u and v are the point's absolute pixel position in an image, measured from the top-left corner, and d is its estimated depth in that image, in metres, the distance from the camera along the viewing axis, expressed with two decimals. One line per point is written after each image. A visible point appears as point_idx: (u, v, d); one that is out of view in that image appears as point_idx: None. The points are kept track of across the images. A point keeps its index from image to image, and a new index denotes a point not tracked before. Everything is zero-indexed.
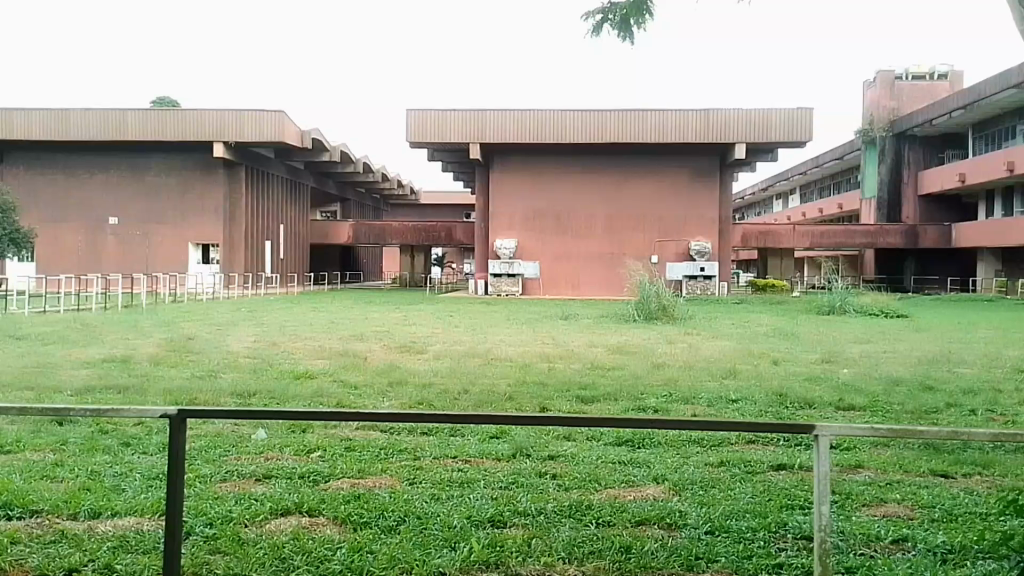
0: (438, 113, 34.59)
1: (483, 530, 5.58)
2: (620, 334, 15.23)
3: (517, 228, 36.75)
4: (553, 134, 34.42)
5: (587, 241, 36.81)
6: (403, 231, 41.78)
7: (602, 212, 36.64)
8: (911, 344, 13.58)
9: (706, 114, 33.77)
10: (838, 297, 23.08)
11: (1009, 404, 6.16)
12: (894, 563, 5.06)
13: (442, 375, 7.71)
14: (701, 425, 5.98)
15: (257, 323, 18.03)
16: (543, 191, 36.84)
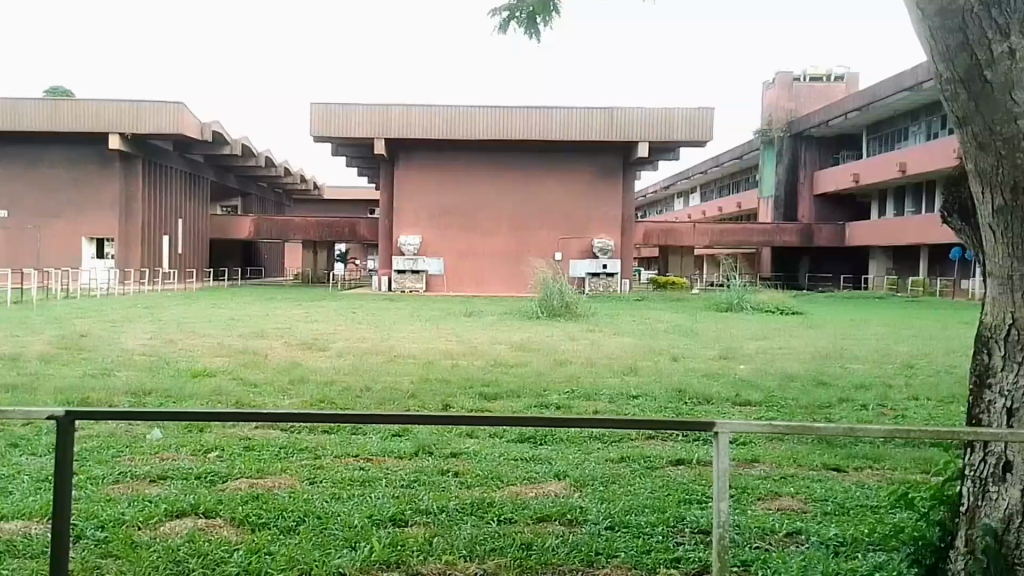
0: (341, 109, 34.24)
1: (384, 529, 5.50)
2: (523, 331, 15.34)
3: (421, 225, 36.71)
4: (458, 131, 34.45)
5: (492, 238, 37.01)
6: (307, 227, 41.34)
7: (507, 208, 36.82)
8: (804, 340, 14.02)
9: (607, 112, 33.99)
10: (736, 294, 23.60)
11: (898, 398, 6.34)
12: (789, 556, 5.14)
13: (345, 373, 7.61)
14: (602, 422, 5.99)
15: (152, 320, 17.57)
16: (447, 188, 36.86)
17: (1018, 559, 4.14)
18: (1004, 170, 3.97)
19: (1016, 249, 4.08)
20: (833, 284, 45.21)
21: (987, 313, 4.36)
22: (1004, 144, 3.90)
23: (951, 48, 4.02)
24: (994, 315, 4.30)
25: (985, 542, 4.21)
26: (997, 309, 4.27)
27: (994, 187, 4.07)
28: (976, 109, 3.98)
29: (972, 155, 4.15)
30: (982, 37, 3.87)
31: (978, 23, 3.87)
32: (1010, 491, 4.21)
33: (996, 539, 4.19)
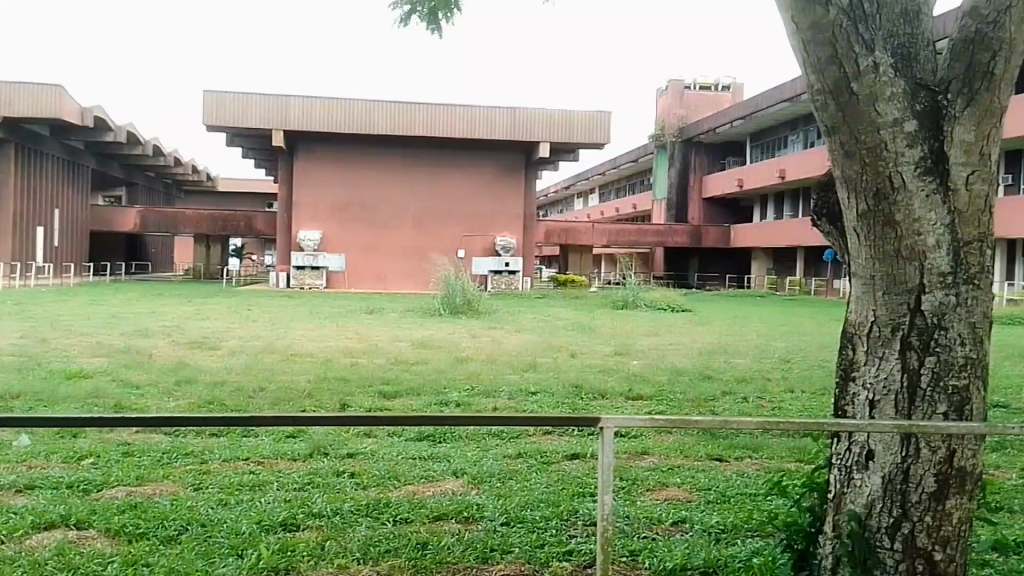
0: (238, 97, 33.26)
1: (274, 535, 5.30)
2: (430, 328, 15.40)
3: (320, 219, 36.11)
4: (362, 124, 34.08)
5: (395, 234, 36.68)
6: (196, 219, 39.51)
7: (411, 205, 36.57)
8: (694, 336, 14.68)
9: (510, 112, 34.63)
10: (632, 292, 24.59)
11: (775, 390, 6.74)
12: (673, 545, 5.39)
13: (238, 372, 7.35)
14: (498, 417, 6.08)
15: (21, 319, 16.08)
16: (349, 182, 36.30)
17: (878, 542, 4.53)
18: (866, 174, 4.52)
19: (875, 250, 4.59)
20: (720, 282, 47.47)
21: (850, 311, 4.80)
22: (865, 151, 4.46)
23: (822, 61, 4.56)
24: (857, 313, 4.74)
25: (850, 526, 4.58)
26: (859, 306, 4.72)
27: (859, 193, 4.59)
28: (844, 118, 4.52)
29: (836, 162, 4.68)
30: (849, 50, 4.46)
31: (844, 38, 4.47)
32: (871, 478, 4.56)
33: (860, 523, 4.56)
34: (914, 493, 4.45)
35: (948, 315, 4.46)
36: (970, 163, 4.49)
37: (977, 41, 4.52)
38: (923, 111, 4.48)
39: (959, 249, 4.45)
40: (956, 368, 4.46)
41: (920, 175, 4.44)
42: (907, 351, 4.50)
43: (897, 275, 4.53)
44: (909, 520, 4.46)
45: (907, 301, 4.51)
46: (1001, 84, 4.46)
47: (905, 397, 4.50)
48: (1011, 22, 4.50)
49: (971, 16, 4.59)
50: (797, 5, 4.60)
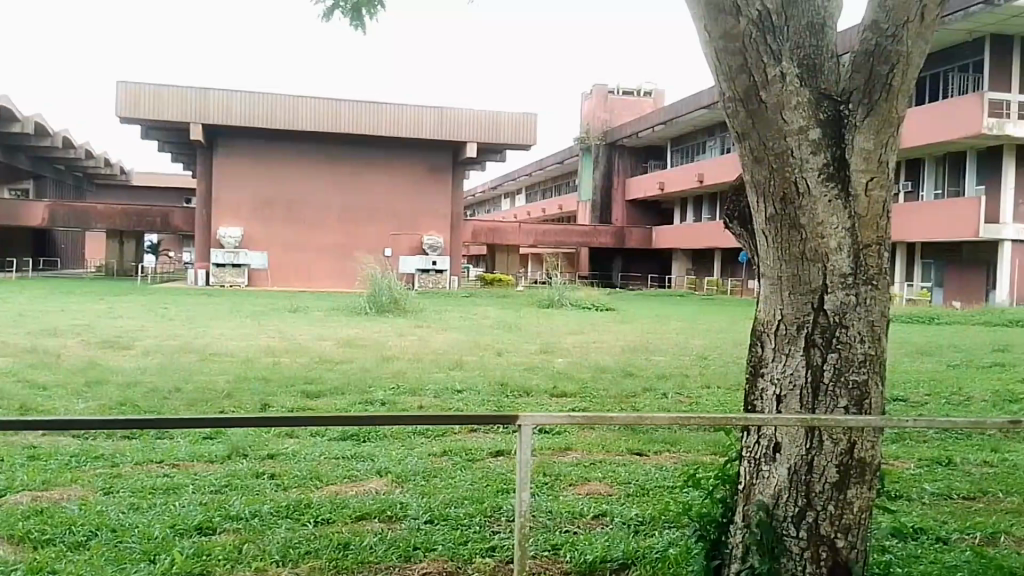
0: (157, 90, 32.16)
1: (188, 539, 5.15)
2: (356, 328, 15.23)
3: (242, 216, 35.15)
4: (288, 120, 33.35)
5: (320, 232, 36.09)
6: (110, 214, 38.10)
7: (339, 202, 36.05)
8: (614, 334, 15.00)
9: (436, 112, 35.00)
10: (558, 292, 24.98)
11: (692, 386, 6.98)
12: (593, 538, 5.53)
13: (152, 373, 7.14)
14: (422, 415, 6.07)
15: None
16: (272, 178, 35.47)
17: (785, 530, 4.74)
18: (774, 179, 4.77)
19: (783, 253, 4.84)
20: (642, 282, 48.50)
21: (760, 310, 5.03)
22: (772, 157, 4.71)
23: (734, 69, 4.77)
24: (766, 311, 4.96)
25: (759, 516, 4.78)
26: (768, 305, 4.95)
27: (767, 197, 4.85)
28: (754, 125, 4.76)
29: (747, 168, 4.92)
30: (758, 60, 4.68)
31: (753, 48, 4.68)
32: (777, 469, 4.79)
33: (767, 513, 4.77)
34: (817, 483, 4.68)
35: (848, 314, 4.72)
36: (869, 169, 4.76)
37: (877, 54, 4.79)
38: (827, 119, 4.72)
39: (859, 250, 4.71)
40: (856, 364, 4.72)
41: (824, 180, 4.69)
42: (810, 348, 4.74)
43: (801, 277, 4.77)
44: (812, 509, 4.69)
45: (812, 301, 4.76)
46: (897, 96, 4.74)
47: (808, 392, 4.74)
48: (908, 37, 4.78)
49: (872, 30, 4.85)
50: (711, 15, 4.79)
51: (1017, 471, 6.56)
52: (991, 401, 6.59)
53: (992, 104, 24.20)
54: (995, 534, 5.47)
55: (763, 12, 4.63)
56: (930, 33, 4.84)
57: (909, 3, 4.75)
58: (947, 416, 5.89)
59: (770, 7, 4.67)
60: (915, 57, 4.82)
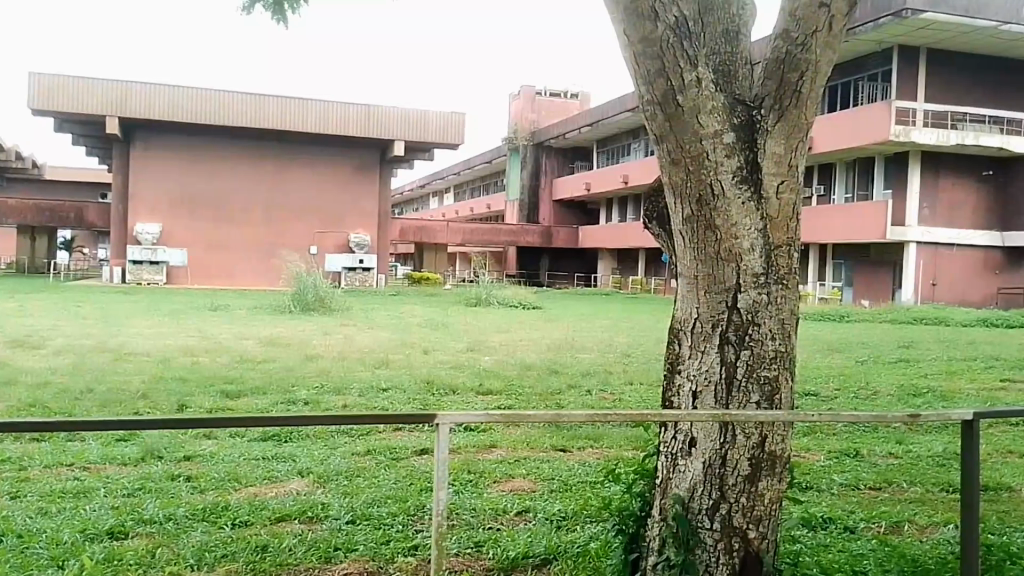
0: (91, 83, 31.23)
1: (99, 543, 4.98)
2: (278, 326, 14.86)
3: (160, 212, 34.22)
4: (230, 117, 32.94)
5: (243, 229, 35.29)
6: (21, 208, 36.60)
7: (262, 199, 35.40)
8: (539, 332, 15.11)
9: (363, 108, 34.78)
10: (486, 290, 25.13)
11: (615, 382, 7.10)
12: (515, 534, 5.60)
13: (63, 373, 6.93)
14: (347, 414, 6.03)
15: None
16: (191, 175, 34.62)
17: (699, 523, 4.86)
18: (690, 182, 4.90)
19: (699, 253, 4.98)
20: (567, 280, 49.17)
21: (677, 309, 5.13)
22: (689, 160, 4.84)
23: (652, 73, 4.87)
24: (683, 311, 5.09)
25: (675, 509, 4.89)
26: (685, 304, 5.07)
27: (684, 199, 4.98)
28: (671, 129, 4.87)
29: (665, 169, 5.04)
30: (675, 66, 4.79)
31: (670, 53, 4.79)
32: (692, 463, 4.91)
33: (683, 506, 4.88)
34: (730, 477, 4.81)
35: (761, 313, 4.88)
36: (780, 172, 4.93)
37: (788, 61, 4.95)
38: (739, 124, 4.87)
39: (770, 251, 4.88)
40: (768, 360, 4.88)
41: (737, 183, 4.85)
42: (725, 345, 4.88)
43: (716, 276, 4.91)
44: (726, 502, 4.82)
45: (726, 299, 4.90)
46: (807, 102, 4.92)
47: (723, 387, 4.88)
48: (816, 46, 4.95)
49: (782, 38, 5.01)
50: (630, 20, 4.88)
51: (919, 462, 6.91)
52: (896, 395, 6.95)
53: (900, 112, 25.25)
54: (898, 523, 5.73)
55: (679, 18, 4.75)
56: (838, 43, 5.04)
57: (817, 13, 4.92)
58: (855, 410, 6.10)
59: (686, 14, 4.80)
60: (823, 65, 5.00)
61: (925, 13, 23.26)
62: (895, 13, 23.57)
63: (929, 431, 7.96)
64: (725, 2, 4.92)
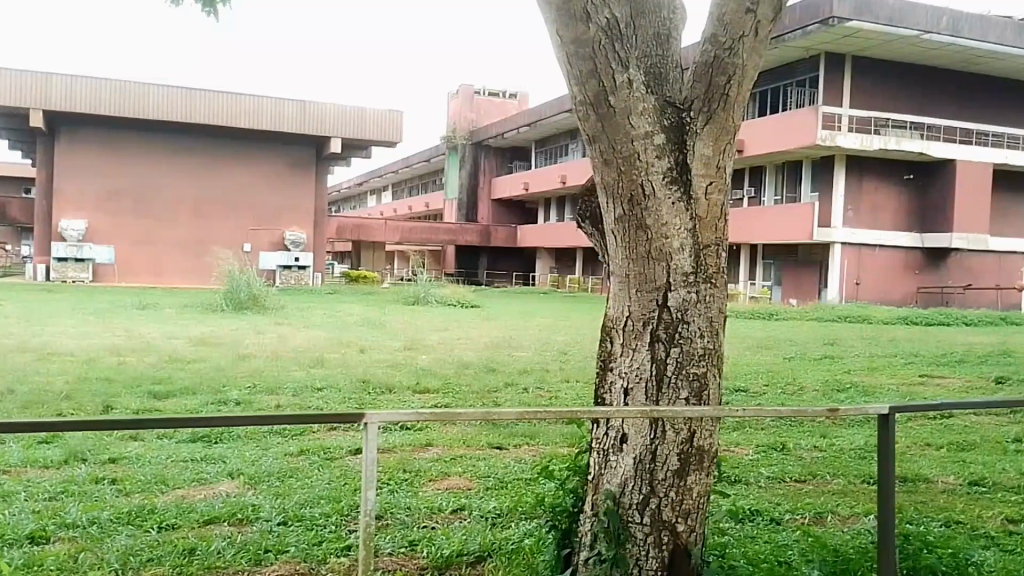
0: (13, 74, 30.02)
1: (18, 549, 4.82)
2: (210, 326, 14.47)
3: (84, 208, 32.96)
4: (169, 112, 31.88)
5: (173, 226, 34.23)
6: None
7: (193, 195, 34.39)
8: (472, 331, 15.13)
9: (298, 104, 34.00)
10: (424, 289, 25.04)
11: (551, 380, 7.28)
12: (450, 532, 5.61)
13: None
14: (280, 415, 6.00)
15: None
16: (118, 170, 33.43)
17: (630, 517, 4.85)
18: (622, 181, 4.95)
19: (630, 252, 5.02)
20: (506, 279, 49.11)
21: (610, 308, 5.17)
22: (620, 160, 4.89)
23: (585, 73, 4.90)
24: (614, 309, 5.13)
25: (606, 504, 4.87)
26: (617, 302, 5.11)
27: (616, 199, 5.03)
28: (603, 129, 4.90)
29: (598, 169, 5.07)
30: (606, 67, 4.82)
31: (603, 55, 4.83)
32: (624, 459, 4.88)
33: (614, 501, 4.87)
34: (660, 471, 4.82)
35: (690, 311, 4.94)
36: (708, 174, 5.00)
37: (716, 65, 5.01)
38: (670, 126, 4.93)
39: (699, 251, 4.94)
40: (696, 358, 4.92)
41: (667, 183, 4.90)
42: (654, 343, 4.93)
43: (647, 275, 4.96)
44: (656, 496, 4.83)
45: (656, 297, 4.95)
46: (734, 106, 4.99)
47: (653, 385, 4.92)
48: (743, 50, 5.00)
49: (712, 42, 5.04)
50: (563, 21, 4.90)
51: (841, 454, 7.18)
52: (819, 389, 7.25)
53: (826, 118, 26.24)
54: (821, 513, 5.90)
55: (610, 21, 4.78)
56: (764, 48, 5.11)
57: (744, 18, 4.96)
58: (781, 405, 6.28)
59: (617, 16, 4.84)
60: (751, 70, 5.06)
61: (851, 21, 23.97)
62: (823, 20, 24.17)
63: (852, 425, 8.29)
64: (656, 6, 4.98)
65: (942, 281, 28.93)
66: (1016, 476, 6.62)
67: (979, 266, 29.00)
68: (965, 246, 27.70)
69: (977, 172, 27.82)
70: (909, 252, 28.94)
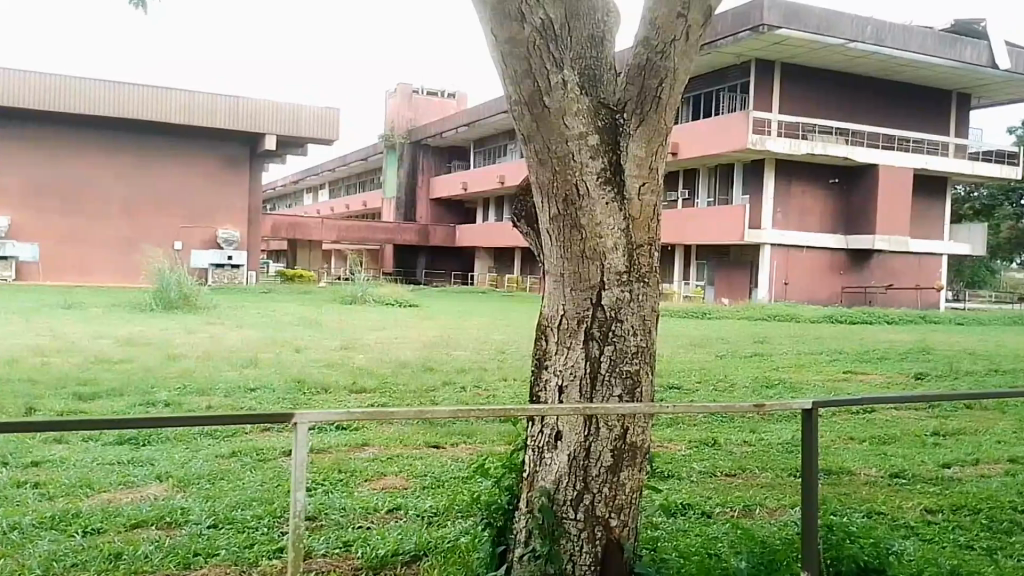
0: None
1: None
2: (142, 326, 14.02)
3: (5, 204, 31.65)
4: (97, 106, 30.84)
5: (101, 223, 33.10)
6: None
7: (122, 192, 33.27)
8: (410, 330, 15.05)
9: (232, 100, 33.32)
10: (361, 288, 24.83)
11: (489, 379, 7.43)
12: (386, 531, 5.59)
13: None
14: (213, 415, 5.93)
15: None
16: (42, 165, 32.14)
17: (565, 513, 4.77)
18: (557, 181, 4.79)
19: (565, 251, 4.89)
20: (445, 278, 49.01)
21: (545, 307, 5.04)
22: (555, 159, 4.73)
23: (519, 73, 4.73)
24: (549, 308, 5.00)
25: (541, 502, 4.77)
26: (552, 301, 4.99)
27: (551, 199, 4.87)
28: (537, 129, 4.73)
29: (533, 168, 4.90)
30: (541, 67, 4.66)
31: (536, 54, 4.66)
32: (559, 456, 4.79)
33: (549, 498, 4.78)
34: (594, 468, 4.74)
35: (623, 310, 4.86)
36: (642, 175, 4.93)
37: (648, 68, 4.95)
38: (604, 127, 4.82)
39: (632, 250, 4.85)
40: (629, 355, 4.85)
41: (602, 183, 4.78)
42: (589, 341, 4.83)
43: (582, 274, 4.83)
44: (590, 492, 4.76)
45: (590, 296, 4.85)
46: (667, 108, 4.95)
47: (587, 382, 4.83)
48: (675, 54, 5.00)
49: (643, 45, 5.03)
50: (496, 19, 4.71)
51: (769, 448, 7.43)
52: (750, 386, 7.59)
53: (757, 123, 26.80)
54: (750, 506, 6.06)
55: (544, 21, 4.64)
56: (694, 53, 5.10)
57: (674, 22, 4.96)
58: (713, 401, 6.41)
59: (552, 17, 4.71)
60: (682, 74, 5.06)
61: (780, 29, 24.52)
62: (753, 28, 24.67)
63: (779, 420, 8.60)
64: (589, 9, 4.89)
65: (865, 282, 30.04)
66: (934, 467, 6.94)
67: (898, 267, 30.40)
68: (887, 247, 28.91)
69: (898, 176, 29.15)
70: (836, 253, 29.91)
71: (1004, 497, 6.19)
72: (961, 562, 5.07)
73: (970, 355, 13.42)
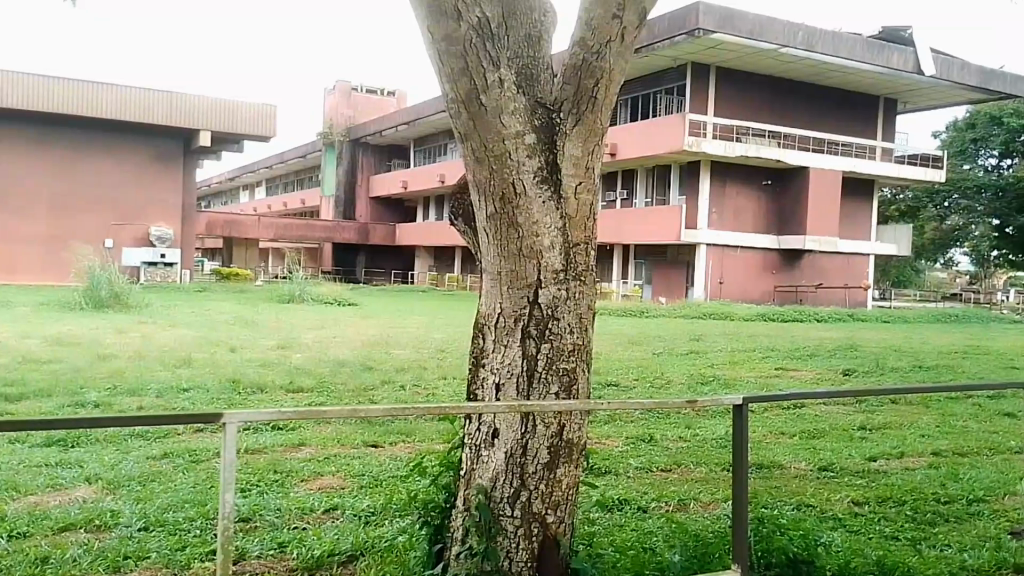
0: None
1: None
2: (76, 326, 13.53)
3: None
4: (19, 99, 29.87)
5: (25, 220, 32.07)
6: None
7: (48, 188, 32.25)
8: (354, 329, 14.86)
9: (163, 95, 32.49)
10: (298, 287, 24.50)
11: (427, 377, 7.43)
12: (323, 531, 5.56)
13: None
14: (144, 413, 5.84)
15: None
16: None
17: (501, 510, 4.77)
18: (494, 180, 4.78)
19: (502, 250, 4.87)
20: (384, 277, 48.62)
21: (482, 304, 5.02)
22: (492, 158, 4.70)
23: (456, 71, 4.69)
24: (487, 305, 4.99)
25: (478, 499, 4.77)
26: (490, 298, 4.97)
27: (489, 197, 4.84)
28: (474, 127, 4.70)
29: (470, 167, 4.87)
30: (476, 65, 4.63)
31: (472, 53, 4.63)
32: (495, 453, 4.79)
33: (485, 496, 4.77)
34: (530, 465, 4.75)
35: (560, 308, 4.85)
36: (578, 174, 4.90)
37: (584, 68, 4.89)
38: (541, 126, 4.79)
39: (568, 249, 4.84)
40: (565, 353, 4.87)
41: (538, 182, 4.76)
42: (526, 339, 4.83)
43: (519, 272, 4.83)
44: (526, 489, 4.76)
45: (527, 295, 4.85)
46: (602, 108, 4.90)
47: (523, 379, 4.84)
48: (610, 55, 4.94)
49: (580, 45, 4.93)
50: (433, 17, 4.66)
51: (703, 444, 7.62)
52: (685, 382, 7.74)
53: (693, 125, 27.21)
54: (684, 501, 6.19)
55: (481, 19, 4.59)
56: (629, 53, 5.04)
57: (610, 22, 4.89)
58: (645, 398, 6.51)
59: (489, 15, 4.66)
60: (618, 75, 5.01)
61: (714, 34, 24.89)
62: (688, 32, 24.98)
63: (714, 415, 8.82)
64: (526, 7, 4.84)
65: (795, 281, 30.83)
66: (861, 461, 7.18)
67: (831, 268, 31.37)
68: (816, 248, 29.73)
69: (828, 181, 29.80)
70: (768, 252, 30.63)
71: (928, 490, 6.42)
72: (886, 552, 5.19)
73: (893, 352, 13.79)
